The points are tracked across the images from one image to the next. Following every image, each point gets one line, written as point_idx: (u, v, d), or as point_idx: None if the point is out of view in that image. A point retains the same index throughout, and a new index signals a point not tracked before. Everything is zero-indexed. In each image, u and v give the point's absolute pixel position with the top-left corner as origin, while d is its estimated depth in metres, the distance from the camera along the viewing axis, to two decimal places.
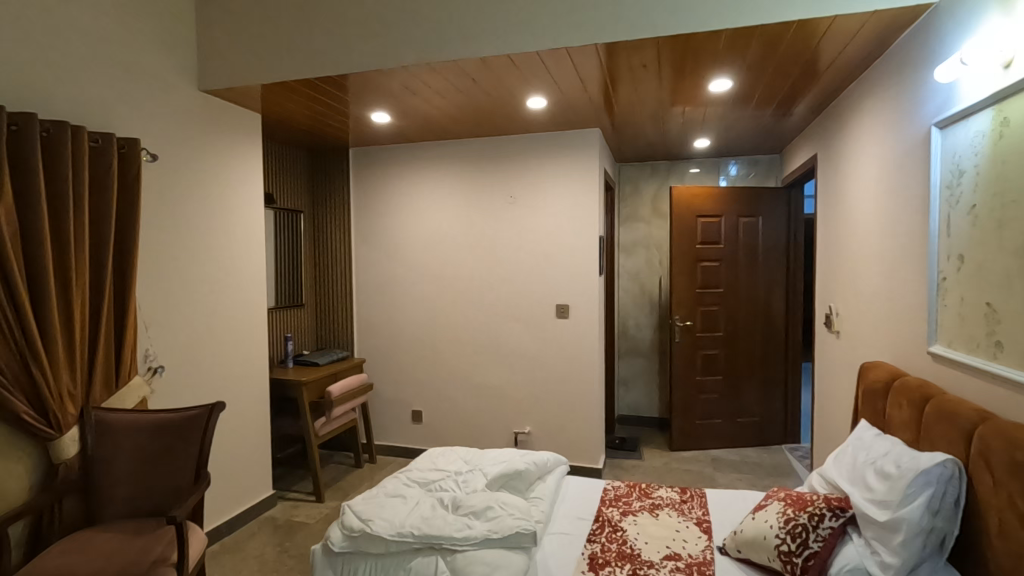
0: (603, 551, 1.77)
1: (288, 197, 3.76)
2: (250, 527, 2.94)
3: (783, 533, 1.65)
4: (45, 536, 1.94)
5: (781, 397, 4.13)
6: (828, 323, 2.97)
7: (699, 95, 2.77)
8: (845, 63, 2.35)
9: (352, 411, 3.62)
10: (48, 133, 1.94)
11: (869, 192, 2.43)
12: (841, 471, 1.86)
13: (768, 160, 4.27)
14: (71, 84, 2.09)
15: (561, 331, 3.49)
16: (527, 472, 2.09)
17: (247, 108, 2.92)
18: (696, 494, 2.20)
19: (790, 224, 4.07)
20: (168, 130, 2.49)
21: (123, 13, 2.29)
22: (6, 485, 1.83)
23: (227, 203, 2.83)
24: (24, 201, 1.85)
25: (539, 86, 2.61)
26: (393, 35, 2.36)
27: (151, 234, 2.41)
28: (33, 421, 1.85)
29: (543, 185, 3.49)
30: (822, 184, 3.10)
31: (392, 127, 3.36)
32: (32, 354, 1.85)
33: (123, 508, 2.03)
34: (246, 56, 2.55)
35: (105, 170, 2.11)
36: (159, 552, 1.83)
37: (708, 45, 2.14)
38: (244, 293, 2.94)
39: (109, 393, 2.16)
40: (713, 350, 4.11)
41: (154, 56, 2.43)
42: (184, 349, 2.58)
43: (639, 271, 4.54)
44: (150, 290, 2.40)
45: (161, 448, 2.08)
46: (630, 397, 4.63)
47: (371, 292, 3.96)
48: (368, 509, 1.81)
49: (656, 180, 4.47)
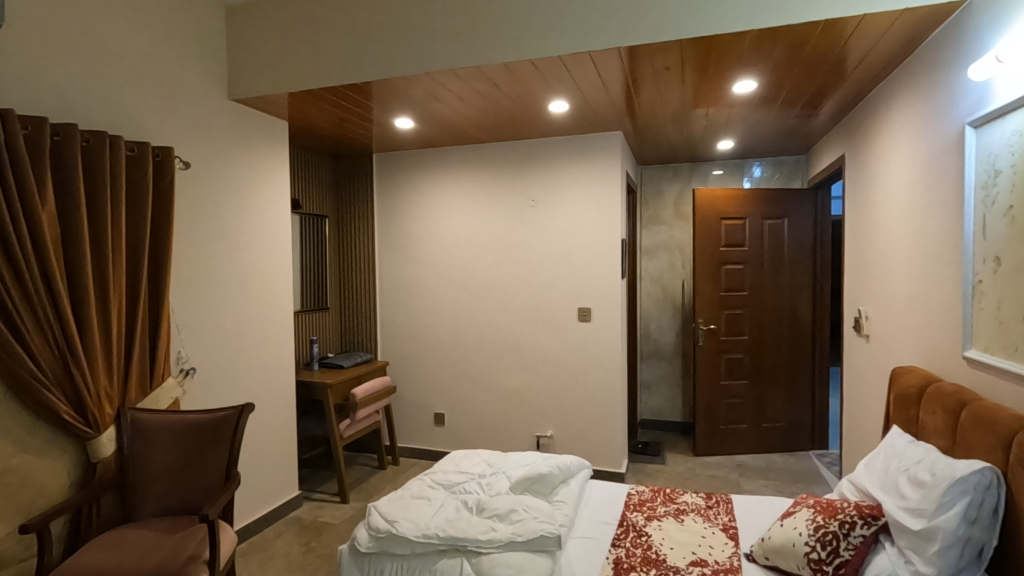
0: (628, 556, 1.76)
1: (314, 203, 3.83)
2: (278, 527, 2.99)
3: (813, 540, 1.62)
4: (84, 532, 2.00)
5: (809, 402, 4.05)
6: (857, 327, 2.92)
7: (723, 97, 2.75)
8: (874, 62, 2.31)
9: (376, 413, 3.66)
10: (87, 143, 2.01)
11: (899, 192, 2.38)
12: (873, 477, 1.82)
13: (794, 161, 4.20)
14: (108, 96, 2.17)
15: (583, 334, 3.49)
16: (551, 476, 2.09)
17: (275, 115, 2.99)
18: (722, 499, 2.17)
19: (817, 226, 4.00)
20: (200, 139, 2.56)
21: (157, 26, 2.37)
22: (47, 483, 1.90)
23: (255, 208, 2.89)
24: (66, 209, 1.93)
25: (562, 90, 2.62)
26: (417, 43, 2.40)
27: (184, 239, 2.48)
28: (73, 421, 1.91)
29: (564, 188, 3.50)
30: (850, 186, 3.05)
31: (415, 133, 3.41)
32: (73, 355, 1.91)
33: (159, 507, 2.09)
34: (275, 65, 2.62)
35: (142, 178, 2.18)
36: (191, 550, 1.87)
37: (732, 46, 2.13)
38: (271, 296, 3.00)
39: (144, 393, 2.23)
40: (738, 354, 4.05)
41: (186, 68, 2.50)
42: (214, 351, 2.64)
43: (662, 274, 4.51)
44: (183, 294, 2.47)
45: (194, 448, 2.14)
46: (652, 401, 4.59)
47: (394, 295, 4.01)
48: (394, 510, 1.83)
49: (678, 182, 4.44)
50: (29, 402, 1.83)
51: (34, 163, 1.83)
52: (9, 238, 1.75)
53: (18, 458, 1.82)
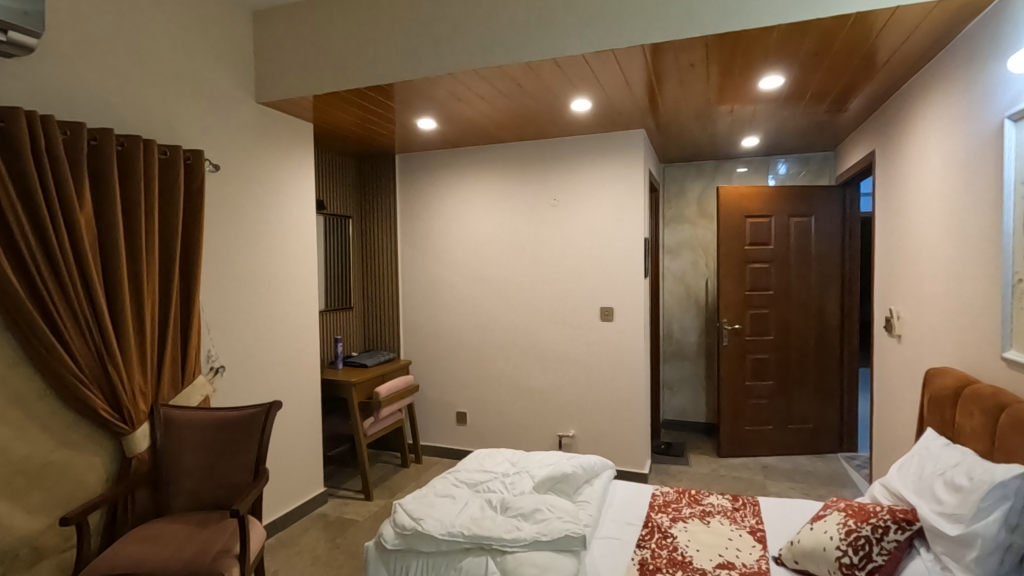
0: (654, 557, 1.74)
1: (338, 204, 3.88)
2: (304, 522, 3.04)
3: (844, 544, 1.59)
4: (119, 525, 2.06)
5: (837, 404, 3.96)
6: (888, 327, 2.85)
7: (749, 93, 2.71)
8: (906, 56, 2.25)
9: (399, 412, 3.69)
10: (122, 147, 2.07)
11: (933, 188, 2.32)
12: (906, 481, 1.77)
13: (821, 158, 4.12)
14: (141, 100, 2.23)
15: (606, 334, 3.47)
16: (575, 476, 2.08)
17: (300, 118, 3.04)
18: (748, 501, 2.14)
19: (845, 223, 3.91)
20: (229, 142, 2.62)
21: (188, 31, 2.42)
22: (86, 476, 1.96)
23: (282, 209, 2.94)
24: (102, 211, 1.99)
25: (585, 89, 2.62)
26: (440, 44, 2.41)
27: (214, 240, 2.53)
28: (108, 416, 1.97)
29: (586, 188, 3.48)
30: (880, 184, 2.99)
31: (437, 133, 3.43)
32: (110, 353, 1.96)
33: (190, 502, 2.15)
34: (301, 69, 2.66)
35: (174, 180, 2.24)
36: (222, 544, 1.91)
37: (759, 42, 2.10)
38: (297, 296, 3.05)
39: (176, 391, 2.28)
40: (764, 354, 3.99)
41: (215, 73, 2.56)
42: (242, 350, 2.69)
43: (685, 273, 4.46)
44: (212, 294, 2.52)
45: (224, 444, 2.19)
46: (676, 401, 4.55)
47: (417, 295, 4.04)
48: (419, 508, 1.84)
49: (702, 180, 4.38)
50: (67, 399, 1.89)
51: (73, 167, 1.90)
52: (49, 238, 1.80)
53: (59, 452, 1.89)
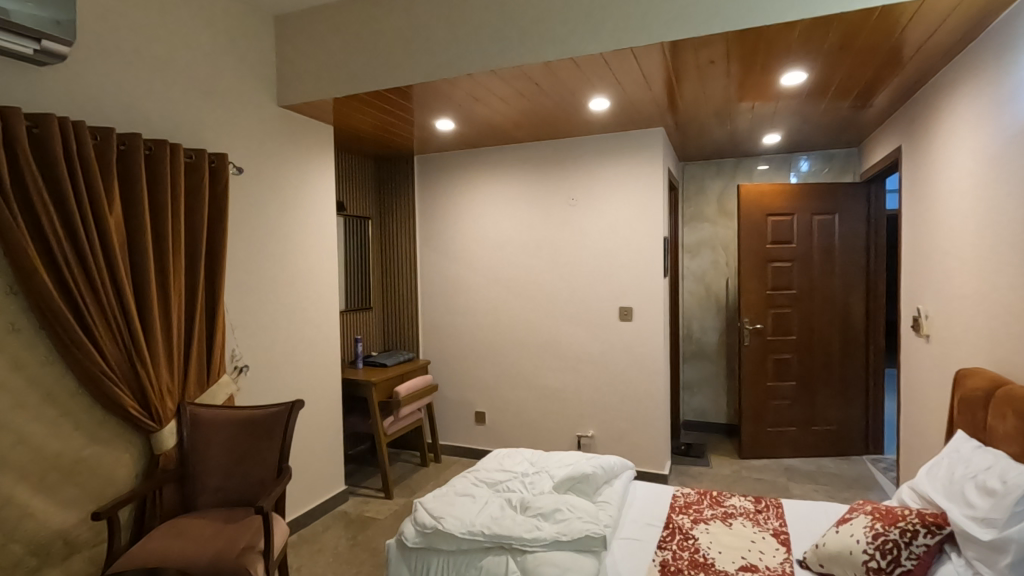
0: (675, 559, 1.73)
1: (357, 205, 3.92)
2: (325, 520, 3.08)
3: (871, 548, 1.55)
4: (148, 520, 2.10)
5: (862, 405, 3.88)
6: (916, 326, 2.78)
7: (770, 90, 2.67)
8: (934, 49, 2.20)
9: (418, 412, 3.71)
10: (150, 151, 2.12)
11: (963, 183, 2.26)
12: (936, 485, 1.73)
13: (845, 155, 4.05)
14: (167, 105, 2.28)
15: (624, 333, 3.45)
16: (595, 476, 2.07)
17: (321, 121, 3.08)
18: (772, 503, 2.11)
19: (870, 221, 3.83)
20: (252, 144, 2.67)
21: (212, 36, 2.47)
22: (116, 472, 2.02)
23: (303, 211, 2.98)
24: (131, 214, 2.04)
25: (603, 87, 2.60)
26: (458, 46, 2.43)
27: (237, 242, 2.57)
28: (138, 414, 2.02)
29: (604, 187, 3.47)
30: (906, 180, 2.93)
31: (455, 134, 3.45)
32: (139, 352, 2.01)
33: (216, 498, 2.19)
34: (322, 72, 2.70)
35: (199, 183, 2.29)
36: (247, 541, 1.95)
37: (781, 38, 2.08)
38: (318, 296, 3.09)
39: (201, 389, 2.33)
40: (786, 354, 3.93)
41: (239, 78, 2.60)
42: (265, 350, 2.74)
43: (705, 272, 4.41)
44: (236, 295, 2.57)
45: (248, 442, 2.23)
46: (696, 402, 4.50)
47: (436, 295, 4.06)
48: (439, 507, 1.85)
49: (722, 179, 4.33)
50: (98, 397, 1.94)
51: (103, 171, 1.95)
52: (80, 240, 1.85)
53: (90, 448, 1.94)
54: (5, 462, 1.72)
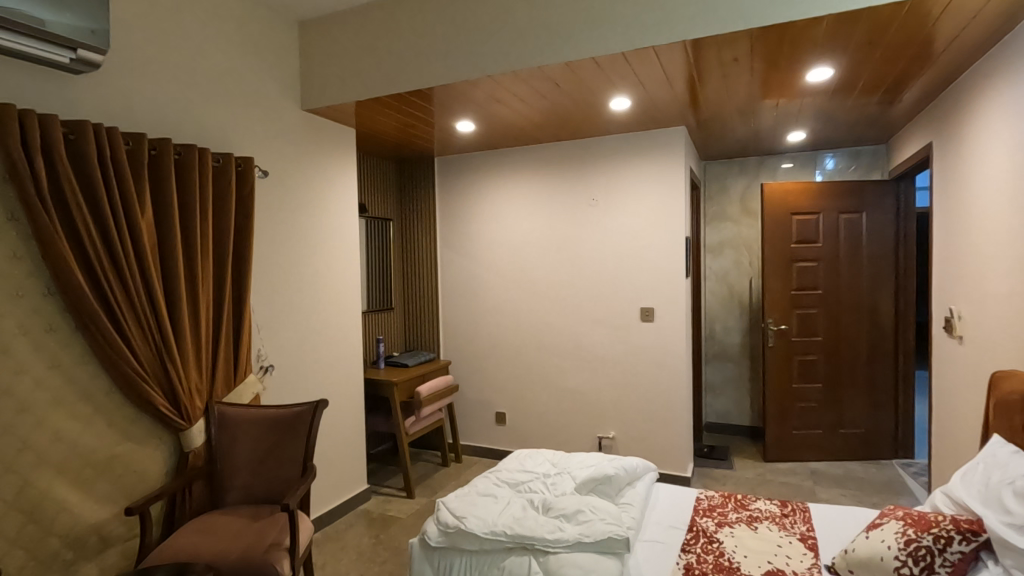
0: (699, 562, 1.71)
1: (379, 207, 3.96)
2: (348, 518, 3.11)
3: (903, 555, 1.52)
4: (178, 516, 2.15)
5: (891, 408, 3.79)
6: (948, 327, 2.71)
7: (794, 87, 2.63)
8: (966, 43, 2.14)
9: (439, 412, 3.73)
10: (179, 156, 2.18)
11: (997, 179, 2.20)
12: (971, 490, 1.68)
13: (872, 152, 3.96)
14: (195, 110, 2.33)
15: (646, 334, 3.43)
16: (617, 477, 2.07)
17: (343, 125, 3.12)
18: (798, 507, 2.08)
19: (899, 219, 3.73)
20: (277, 148, 2.71)
21: (238, 42, 2.52)
22: (147, 469, 2.07)
23: (326, 213, 3.02)
24: (162, 217, 2.09)
25: (624, 86, 2.59)
26: (479, 49, 2.44)
27: (262, 244, 2.62)
28: (168, 413, 2.07)
29: (625, 187, 3.45)
30: (937, 177, 2.85)
31: (475, 135, 3.46)
32: (169, 352, 2.06)
33: (243, 495, 2.23)
34: (345, 76, 2.73)
35: (226, 187, 2.34)
36: (272, 538, 1.98)
37: (807, 34, 2.04)
38: (342, 297, 3.13)
39: (229, 389, 2.38)
40: (812, 356, 3.85)
41: (264, 83, 2.65)
42: (290, 350, 2.78)
43: (727, 272, 4.35)
44: (262, 296, 2.62)
45: (275, 441, 2.27)
46: (718, 403, 4.45)
47: (456, 296, 4.09)
48: (462, 507, 1.86)
49: (744, 177, 4.28)
50: (131, 395, 1.99)
51: (135, 176, 2.00)
52: (114, 243, 1.90)
53: (123, 445, 1.99)
54: (43, 458, 1.78)
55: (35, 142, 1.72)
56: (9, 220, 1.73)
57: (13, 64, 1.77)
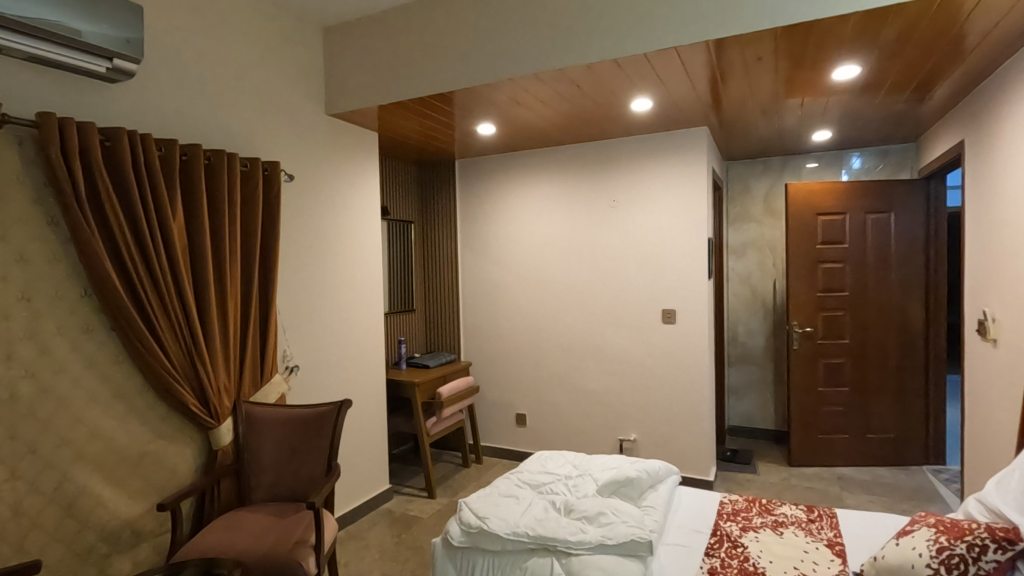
0: (723, 567, 1.70)
1: (401, 210, 4.00)
2: (371, 517, 3.15)
3: (936, 563, 1.48)
4: (207, 512, 2.20)
5: (922, 413, 3.70)
6: (981, 330, 2.63)
7: (820, 86, 2.59)
8: (999, 38, 2.09)
9: (460, 412, 3.75)
10: (209, 160, 2.23)
11: None
12: (1007, 497, 1.63)
13: (901, 150, 3.88)
14: (224, 116, 2.39)
15: (667, 337, 3.40)
16: (639, 480, 2.06)
17: (365, 129, 3.16)
18: (825, 512, 2.04)
19: (929, 219, 3.65)
20: (302, 152, 2.76)
21: (265, 49, 2.58)
22: (178, 466, 2.12)
23: (349, 216, 3.06)
24: (193, 220, 2.15)
25: (647, 87, 2.58)
26: (500, 51, 2.46)
27: (287, 247, 2.67)
28: (198, 411, 2.12)
29: (647, 188, 3.43)
30: (969, 175, 2.78)
31: (496, 138, 3.48)
32: (198, 351, 2.12)
33: (269, 492, 2.28)
34: (368, 81, 2.77)
35: (253, 191, 2.39)
36: (298, 535, 2.01)
37: (834, 32, 2.02)
38: (364, 299, 3.16)
39: (255, 388, 2.43)
40: (838, 359, 3.78)
41: (289, 89, 2.71)
42: (314, 351, 2.82)
43: (751, 273, 4.30)
44: (287, 298, 2.66)
45: (301, 440, 2.31)
46: (742, 407, 4.39)
47: (477, 298, 4.11)
48: (484, 507, 1.87)
49: (768, 178, 4.22)
50: (162, 394, 2.05)
51: (167, 180, 2.06)
52: (147, 245, 1.96)
53: (155, 442, 2.05)
54: (80, 454, 1.84)
55: (74, 148, 1.78)
56: (48, 225, 1.80)
57: (52, 73, 1.84)
